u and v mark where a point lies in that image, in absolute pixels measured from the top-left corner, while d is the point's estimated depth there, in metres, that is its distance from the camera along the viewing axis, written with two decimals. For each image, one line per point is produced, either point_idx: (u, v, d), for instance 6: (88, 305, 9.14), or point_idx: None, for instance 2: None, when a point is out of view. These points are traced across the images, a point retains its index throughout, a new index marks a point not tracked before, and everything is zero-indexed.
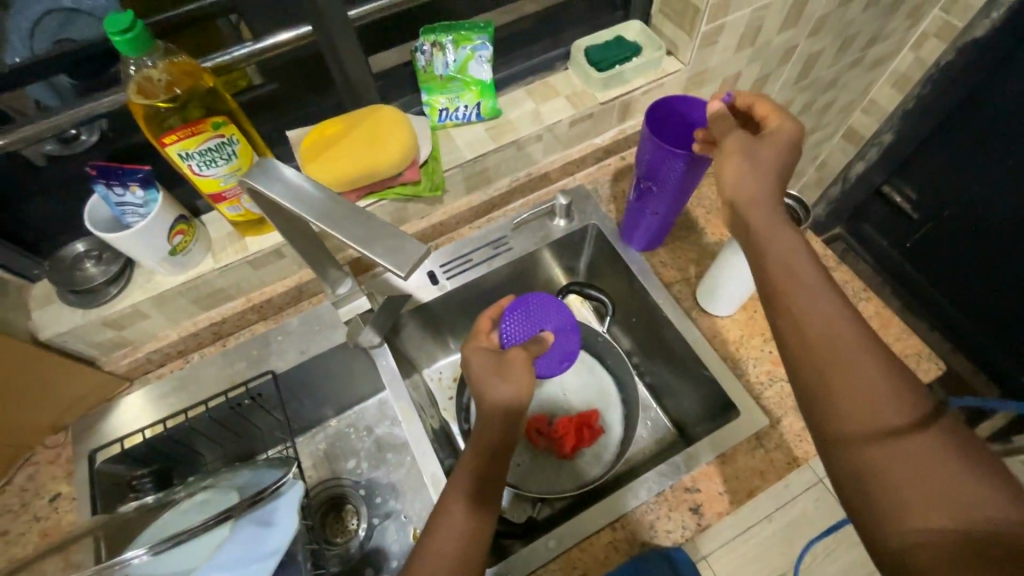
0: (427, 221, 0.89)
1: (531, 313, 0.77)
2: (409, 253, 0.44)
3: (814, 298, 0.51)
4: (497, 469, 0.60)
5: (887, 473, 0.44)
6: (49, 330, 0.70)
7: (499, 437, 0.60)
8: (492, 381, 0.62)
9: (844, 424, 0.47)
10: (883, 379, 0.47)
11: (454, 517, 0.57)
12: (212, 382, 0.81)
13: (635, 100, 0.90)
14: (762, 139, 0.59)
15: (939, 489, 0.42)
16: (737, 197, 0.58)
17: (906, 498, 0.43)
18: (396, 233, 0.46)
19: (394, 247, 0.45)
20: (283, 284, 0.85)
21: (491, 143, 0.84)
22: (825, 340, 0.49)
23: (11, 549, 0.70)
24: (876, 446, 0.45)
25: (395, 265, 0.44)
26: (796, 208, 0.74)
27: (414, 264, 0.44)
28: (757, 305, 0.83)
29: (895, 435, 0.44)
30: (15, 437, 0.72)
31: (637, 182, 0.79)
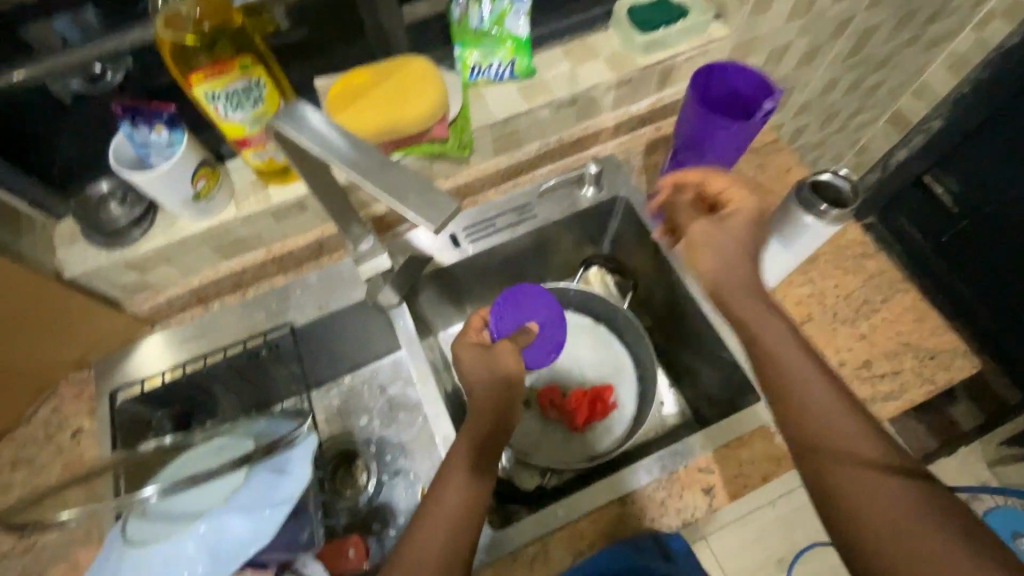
0: (452, 181, 0.86)
1: (515, 307, 0.74)
2: (442, 208, 0.45)
3: (795, 359, 0.57)
4: (495, 444, 0.62)
5: (875, 519, 0.48)
6: (72, 268, 0.70)
7: (491, 419, 0.62)
8: (478, 375, 0.65)
9: (826, 470, 0.52)
10: (858, 432, 0.52)
11: (455, 487, 0.58)
12: (231, 331, 0.81)
13: (677, 67, 0.85)
14: (724, 220, 0.66)
15: (915, 530, 0.46)
16: (718, 286, 0.65)
17: (881, 535, 0.47)
18: (428, 185, 0.46)
19: (426, 202, 0.45)
20: (304, 237, 0.84)
21: (522, 105, 0.80)
22: (803, 396, 0.55)
23: (36, 478, 0.72)
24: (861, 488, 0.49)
25: (426, 222, 0.44)
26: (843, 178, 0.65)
27: (446, 220, 0.44)
28: (787, 289, 0.80)
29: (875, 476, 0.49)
30: (39, 372, 0.74)
31: (675, 151, 0.75)
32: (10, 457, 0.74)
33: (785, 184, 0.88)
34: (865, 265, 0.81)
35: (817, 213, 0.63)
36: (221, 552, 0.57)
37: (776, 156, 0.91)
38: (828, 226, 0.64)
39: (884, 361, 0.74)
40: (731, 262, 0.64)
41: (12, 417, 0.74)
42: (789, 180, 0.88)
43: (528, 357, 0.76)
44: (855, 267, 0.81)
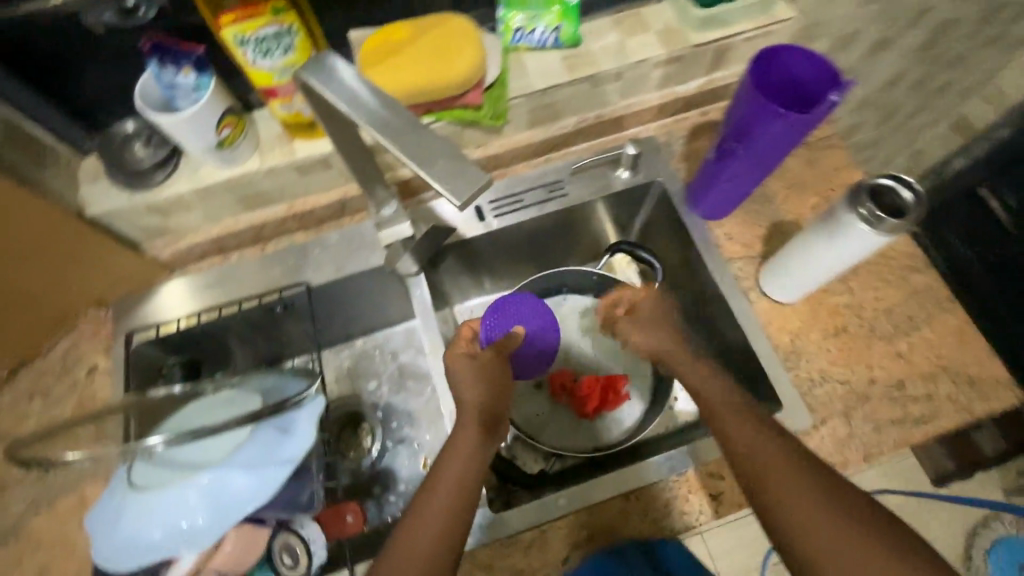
0: (482, 151, 0.83)
1: (508, 312, 0.73)
2: (470, 178, 0.40)
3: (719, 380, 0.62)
4: (492, 436, 0.59)
5: (797, 500, 0.50)
6: (94, 207, 0.70)
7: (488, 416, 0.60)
8: (464, 384, 0.62)
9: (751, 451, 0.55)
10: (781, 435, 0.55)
11: (457, 473, 0.55)
12: (246, 285, 0.80)
13: (733, 47, 0.79)
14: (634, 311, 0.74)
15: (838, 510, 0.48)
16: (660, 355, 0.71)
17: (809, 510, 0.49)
18: (457, 153, 0.42)
19: (454, 170, 0.41)
20: (326, 195, 0.82)
21: (563, 76, 0.76)
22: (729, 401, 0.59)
23: (51, 409, 0.74)
24: (792, 512, 0.50)
25: (452, 191, 0.39)
26: (908, 183, 0.59)
27: (475, 194, 0.40)
28: (823, 297, 0.76)
29: (800, 493, 0.50)
30: (58, 307, 0.74)
31: (722, 139, 0.71)
32: (27, 386, 0.75)
33: (834, 184, 0.83)
34: (911, 279, 0.76)
35: (871, 221, 0.58)
36: (221, 506, 0.57)
37: (829, 153, 0.85)
38: (884, 236, 0.59)
39: (918, 382, 0.71)
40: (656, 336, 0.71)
41: (31, 349, 0.75)
42: (840, 180, 0.83)
43: (519, 362, 0.75)
44: (899, 280, 0.76)
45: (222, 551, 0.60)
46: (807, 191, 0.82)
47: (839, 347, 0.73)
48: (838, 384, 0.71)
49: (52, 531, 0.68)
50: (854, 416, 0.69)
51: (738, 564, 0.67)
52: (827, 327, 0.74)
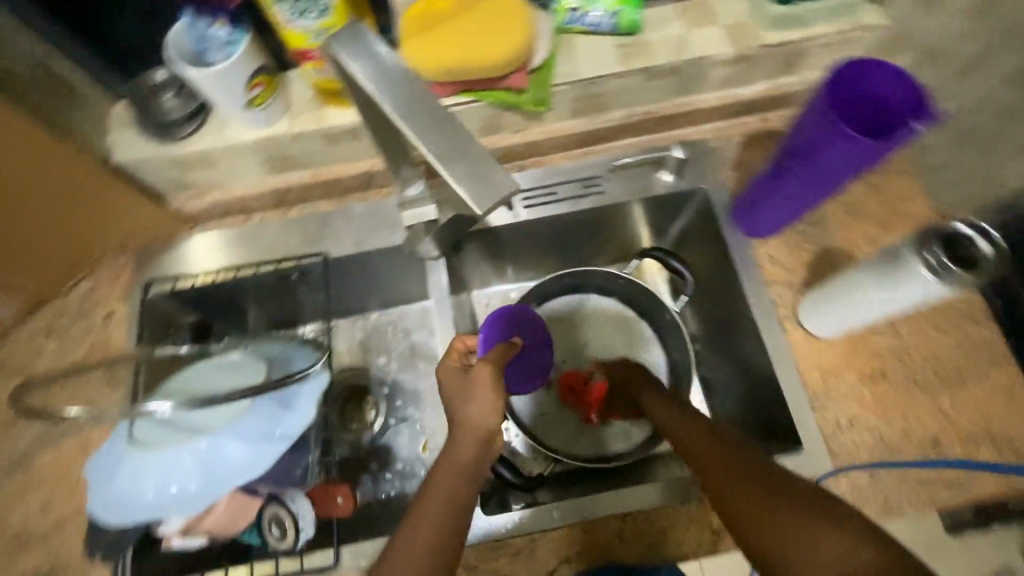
0: (519, 136, 0.78)
1: (505, 325, 0.64)
2: (493, 184, 0.37)
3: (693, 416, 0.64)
4: (492, 451, 0.53)
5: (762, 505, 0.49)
6: (121, 154, 0.69)
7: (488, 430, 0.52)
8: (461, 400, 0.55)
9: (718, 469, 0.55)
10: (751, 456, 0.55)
11: (452, 483, 0.51)
12: (264, 249, 0.79)
13: (806, 52, 0.73)
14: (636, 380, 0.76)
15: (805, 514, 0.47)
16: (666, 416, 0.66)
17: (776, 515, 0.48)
18: (483, 153, 0.39)
19: (477, 174, 0.38)
20: (354, 166, 0.80)
21: (616, 65, 0.70)
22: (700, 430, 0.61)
23: (67, 350, 0.75)
24: (763, 523, 0.48)
25: (471, 195, 0.36)
26: (982, 230, 0.52)
27: (496, 203, 0.37)
28: (865, 337, 0.70)
29: (769, 504, 0.49)
30: (80, 250, 0.74)
31: (780, 156, 0.65)
32: (45, 324, 0.77)
33: (896, 214, 0.76)
34: (967, 330, 0.70)
35: (935, 270, 0.53)
36: (215, 473, 0.58)
37: (896, 179, 0.78)
38: (945, 289, 0.53)
39: (956, 442, 0.65)
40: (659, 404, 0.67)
41: (52, 288, 0.76)
42: (903, 211, 0.76)
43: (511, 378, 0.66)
44: (953, 329, 0.70)
45: (213, 513, 0.61)
46: (865, 218, 0.76)
47: (875, 392, 0.68)
48: (867, 432, 0.66)
49: (57, 468, 0.70)
50: (879, 468, 0.65)
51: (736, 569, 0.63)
52: (865, 370, 0.69)
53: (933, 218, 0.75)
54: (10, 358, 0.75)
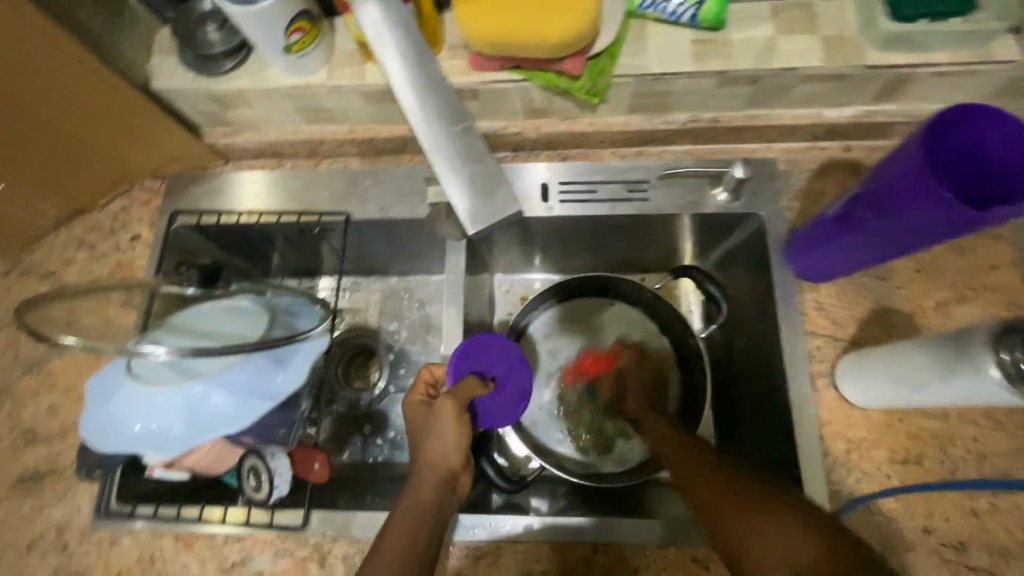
0: (568, 124, 0.72)
1: (476, 355, 0.63)
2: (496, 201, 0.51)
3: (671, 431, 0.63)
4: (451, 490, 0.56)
5: (733, 515, 0.47)
6: (161, 82, 0.68)
7: (448, 469, 0.55)
8: (423, 437, 0.57)
9: (696, 481, 0.53)
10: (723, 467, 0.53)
11: (407, 526, 0.51)
12: (288, 198, 0.77)
13: (914, 79, 0.63)
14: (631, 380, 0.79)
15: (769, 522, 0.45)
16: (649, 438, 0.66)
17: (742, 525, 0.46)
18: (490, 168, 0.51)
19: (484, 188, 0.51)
20: (390, 128, 0.76)
21: (687, 64, 0.63)
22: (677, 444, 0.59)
23: (93, 264, 0.78)
24: (734, 528, 0.47)
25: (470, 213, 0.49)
26: None
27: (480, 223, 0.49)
28: (907, 414, 0.62)
29: (740, 513, 0.47)
30: (115, 171, 0.75)
31: (851, 198, 0.57)
32: (77, 235, 0.79)
33: (979, 283, 0.66)
34: None
35: (1010, 372, 0.45)
36: (199, 419, 0.58)
37: (987, 243, 0.67)
38: (1015, 393, 0.46)
39: (984, 552, 0.58)
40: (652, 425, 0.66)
41: (87, 202, 0.78)
42: (988, 281, 0.66)
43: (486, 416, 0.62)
44: (1014, 427, 0.61)
45: (195, 452, 0.62)
46: (939, 281, 0.66)
47: (904, 478, 0.61)
48: (884, 518, 0.60)
49: (69, 375, 0.73)
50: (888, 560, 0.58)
51: None
52: (898, 451, 0.61)
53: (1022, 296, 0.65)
54: (42, 262, 0.78)
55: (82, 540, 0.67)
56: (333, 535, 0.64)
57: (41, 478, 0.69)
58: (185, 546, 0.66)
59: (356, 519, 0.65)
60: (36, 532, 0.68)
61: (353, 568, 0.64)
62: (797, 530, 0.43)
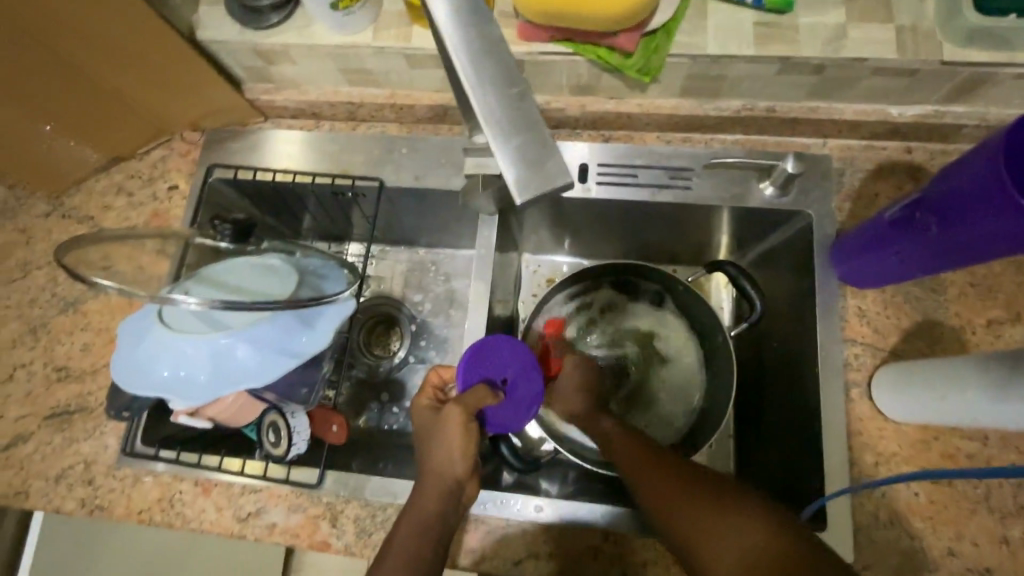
0: (614, 104, 0.70)
1: (484, 361, 0.60)
2: (546, 178, 0.37)
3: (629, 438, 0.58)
4: (458, 496, 0.55)
5: (691, 520, 0.47)
6: (207, 32, 0.68)
7: (453, 479, 0.54)
8: (432, 438, 0.56)
9: (653, 489, 0.52)
10: (680, 471, 0.52)
11: (411, 533, 0.52)
12: (324, 159, 0.77)
13: (993, 80, 0.59)
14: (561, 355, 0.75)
15: (729, 520, 0.46)
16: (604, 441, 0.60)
17: (703, 529, 0.46)
18: (545, 139, 0.37)
19: (531, 160, 0.37)
20: (431, 96, 0.74)
21: (747, 47, 0.60)
22: (634, 452, 0.56)
23: (130, 211, 0.79)
24: (696, 536, 0.46)
25: (519, 189, 0.36)
26: None
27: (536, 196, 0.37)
28: (943, 433, 0.60)
29: (699, 514, 0.47)
30: (157, 121, 0.76)
31: (913, 202, 0.54)
32: (117, 181, 0.80)
33: None
34: None
35: None
36: (224, 372, 0.59)
37: None
38: None
39: None
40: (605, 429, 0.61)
41: (128, 150, 0.79)
42: None
43: (494, 424, 0.59)
44: None
45: (219, 403, 0.64)
46: (995, 297, 0.63)
47: (932, 498, 0.58)
48: (908, 536, 0.58)
49: (103, 318, 0.75)
50: None
51: None
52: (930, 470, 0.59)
53: None
54: (81, 206, 0.80)
55: (107, 476, 0.69)
56: (346, 497, 0.65)
57: (71, 414, 0.72)
58: (203, 492, 0.67)
59: (369, 484, 0.65)
60: (63, 465, 0.70)
61: (362, 530, 0.65)
62: (742, 523, 0.45)
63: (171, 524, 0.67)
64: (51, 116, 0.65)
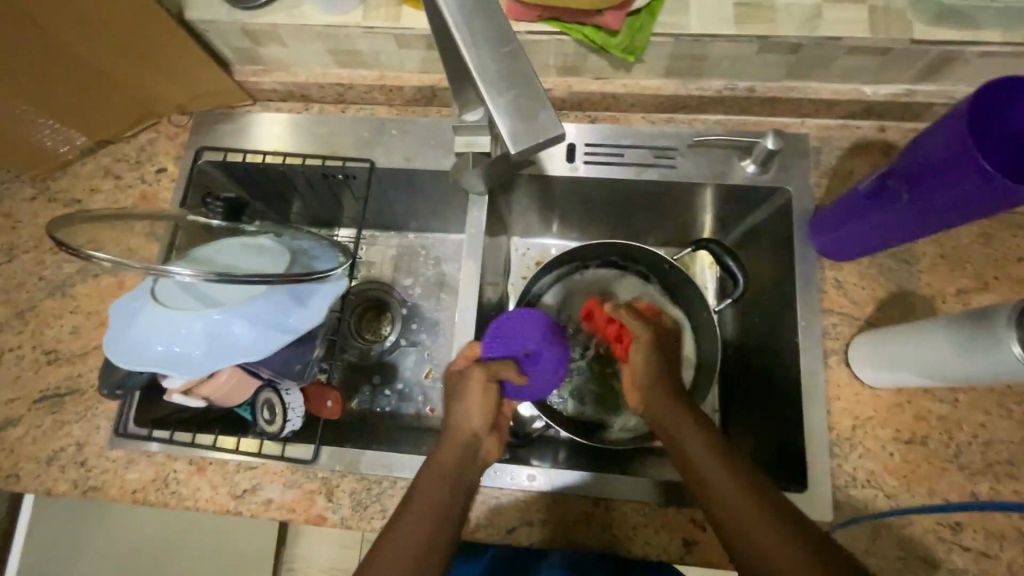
0: (600, 85, 0.71)
1: (508, 336, 0.62)
2: (539, 127, 0.38)
3: (674, 412, 0.58)
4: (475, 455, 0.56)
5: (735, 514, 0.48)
6: (196, 12, 0.68)
7: (470, 433, 0.57)
8: (452, 398, 0.59)
9: (700, 472, 0.52)
10: (722, 459, 0.52)
11: (430, 505, 0.51)
12: (314, 141, 0.77)
13: (960, 58, 0.62)
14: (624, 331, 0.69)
15: (773, 527, 0.46)
16: (654, 411, 0.60)
17: (751, 527, 0.47)
18: (537, 89, 0.39)
19: (523, 110, 0.38)
20: (420, 77, 0.75)
21: (729, 26, 0.62)
22: (679, 427, 0.57)
23: (118, 195, 0.79)
24: (745, 532, 0.47)
25: (512, 137, 0.38)
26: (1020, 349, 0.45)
27: (530, 145, 0.38)
28: (916, 396, 0.63)
29: (750, 510, 0.48)
30: (145, 103, 0.76)
31: (886, 172, 0.56)
32: (103, 164, 0.80)
33: (1003, 272, 0.65)
34: None
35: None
36: (218, 347, 0.59)
37: (1016, 234, 0.66)
38: None
39: (980, 535, 0.59)
40: (655, 397, 0.60)
41: (115, 133, 0.78)
42: (1013, 271, 0.65)
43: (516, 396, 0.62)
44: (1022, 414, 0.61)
45: (213, 382, 0.64)
46: (964, 268, 0.66)
47: (906, 457, 0.61)
48: (883, 494, 0.60)
49: (92, 300, 0.75)
50: (883, 534, 0.59)
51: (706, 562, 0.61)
52: (903, 431, 0.62)
53: None
54: (67, 189, 0.79)
55: (99, 457, 0.69)
56: (341, 471, 0.66)
57: (61, 396, 0.72)
58: (198, 471, 0.68)
59: (364, 458, 0.66)
60: (55, 447, 0.70)
61: (358, 504, 0.66)
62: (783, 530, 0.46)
63: (166, 503, 0.67)
64: (38, 96, 0.64)
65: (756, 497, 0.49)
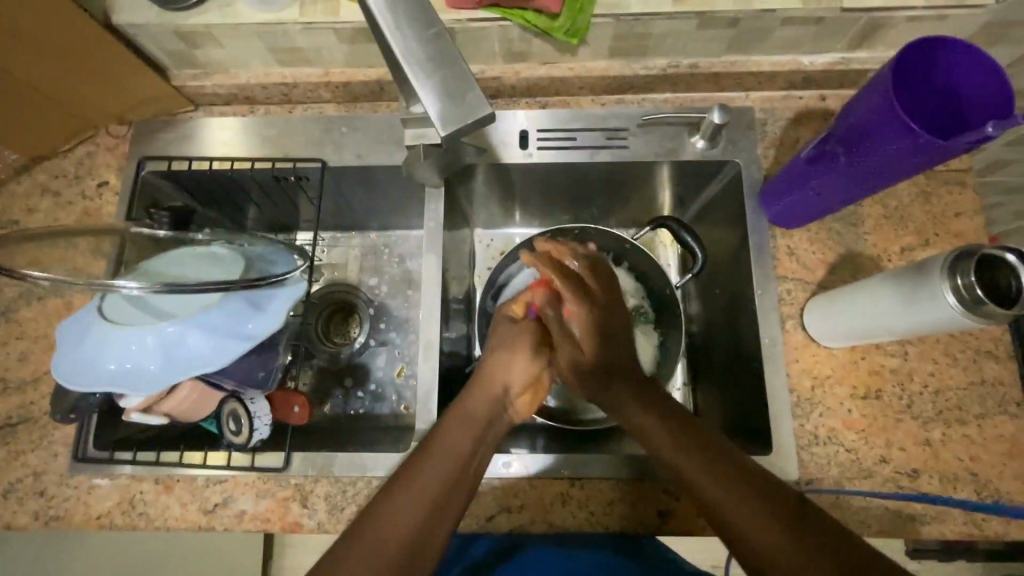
0: (547, 69, 0.71)
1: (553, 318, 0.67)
2: (467, 108, 0.41)
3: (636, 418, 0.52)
4: (501, 417, 0.57)
5: (737, 513, 0.41)
6: (122, 16, 0.65)
7: (500, 389, 0.58)
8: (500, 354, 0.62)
9: (682, 464, 0.46)
10: (709, 454, 0.45)
11: (426, 478, 0.46)
12: (263, 144, 0.76)
13: (887, 25, 0.64)
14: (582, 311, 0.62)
15: (778, 524, 0.39)
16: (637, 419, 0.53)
17: (760, 532, 0.40)
18: (465, 74, 0.42)
19: (453, 93, 0.41)
20: (366, 72, 0.74)
21: (667, 4, 0.62)
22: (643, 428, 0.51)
23: (59, 212, 0.76)
24: (759, 538, 0.39)
25: (443, 118, 0.40)
26: (955, 296, 0.49)
27: (460, 126, 0.41)
28: (869, 352, 0.65)
29: (757, 509, 0.41)
30: (79, 115, 0.73)
31: (825, 136, 0.58)
32: (40, 181, 0.77)
33: (943, 228, 0.68)
34: (982, 366, 0.64)
35: (967, 302, 0.48)
36: (174, 359, 0.58)
37: (952, 190, 0.69)
38: (970, 319, 0.49)
39: (934, 479, 0.61)
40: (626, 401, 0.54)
41: (50, 148, 0.75)
42: (952, 227, 0.68)
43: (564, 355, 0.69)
44: (967, 361, 0.64)
45: (173, 398, 0.62)
46: (907, 228, 0.68)
47: (863, 412, 0.64)
48: (845, 449, 0.63)
49: (39, 324, 0.72)
50: (846, 486, 0.62)
51: (683, 530, 0.63)
52: (859, 387, 0.64)
53: (982, 238, 0.67)
54: (4, 210, 0.75)
55: (59, 485, 0.67)
56: (315, 475, 0.65)
57: (13, 426, 0.69)
58: (165, 489, 0.66)
59: (337, 460, 0.66)
60: (11, 479, 0.67)
61: (334, 506, 0.65)
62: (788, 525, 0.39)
63: (134, 525, 0.65)
64: None
65: (738, 470, 0.44)
